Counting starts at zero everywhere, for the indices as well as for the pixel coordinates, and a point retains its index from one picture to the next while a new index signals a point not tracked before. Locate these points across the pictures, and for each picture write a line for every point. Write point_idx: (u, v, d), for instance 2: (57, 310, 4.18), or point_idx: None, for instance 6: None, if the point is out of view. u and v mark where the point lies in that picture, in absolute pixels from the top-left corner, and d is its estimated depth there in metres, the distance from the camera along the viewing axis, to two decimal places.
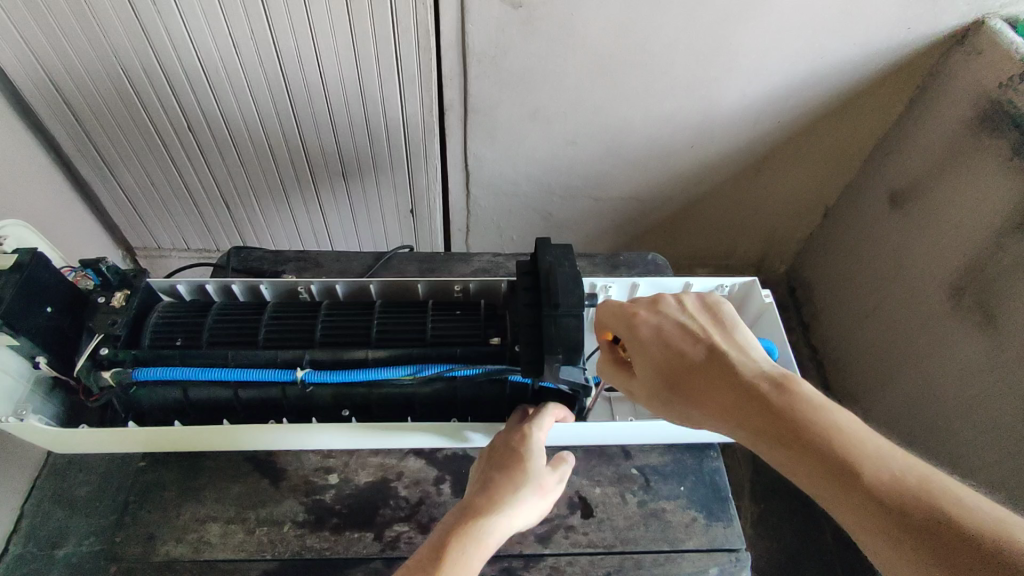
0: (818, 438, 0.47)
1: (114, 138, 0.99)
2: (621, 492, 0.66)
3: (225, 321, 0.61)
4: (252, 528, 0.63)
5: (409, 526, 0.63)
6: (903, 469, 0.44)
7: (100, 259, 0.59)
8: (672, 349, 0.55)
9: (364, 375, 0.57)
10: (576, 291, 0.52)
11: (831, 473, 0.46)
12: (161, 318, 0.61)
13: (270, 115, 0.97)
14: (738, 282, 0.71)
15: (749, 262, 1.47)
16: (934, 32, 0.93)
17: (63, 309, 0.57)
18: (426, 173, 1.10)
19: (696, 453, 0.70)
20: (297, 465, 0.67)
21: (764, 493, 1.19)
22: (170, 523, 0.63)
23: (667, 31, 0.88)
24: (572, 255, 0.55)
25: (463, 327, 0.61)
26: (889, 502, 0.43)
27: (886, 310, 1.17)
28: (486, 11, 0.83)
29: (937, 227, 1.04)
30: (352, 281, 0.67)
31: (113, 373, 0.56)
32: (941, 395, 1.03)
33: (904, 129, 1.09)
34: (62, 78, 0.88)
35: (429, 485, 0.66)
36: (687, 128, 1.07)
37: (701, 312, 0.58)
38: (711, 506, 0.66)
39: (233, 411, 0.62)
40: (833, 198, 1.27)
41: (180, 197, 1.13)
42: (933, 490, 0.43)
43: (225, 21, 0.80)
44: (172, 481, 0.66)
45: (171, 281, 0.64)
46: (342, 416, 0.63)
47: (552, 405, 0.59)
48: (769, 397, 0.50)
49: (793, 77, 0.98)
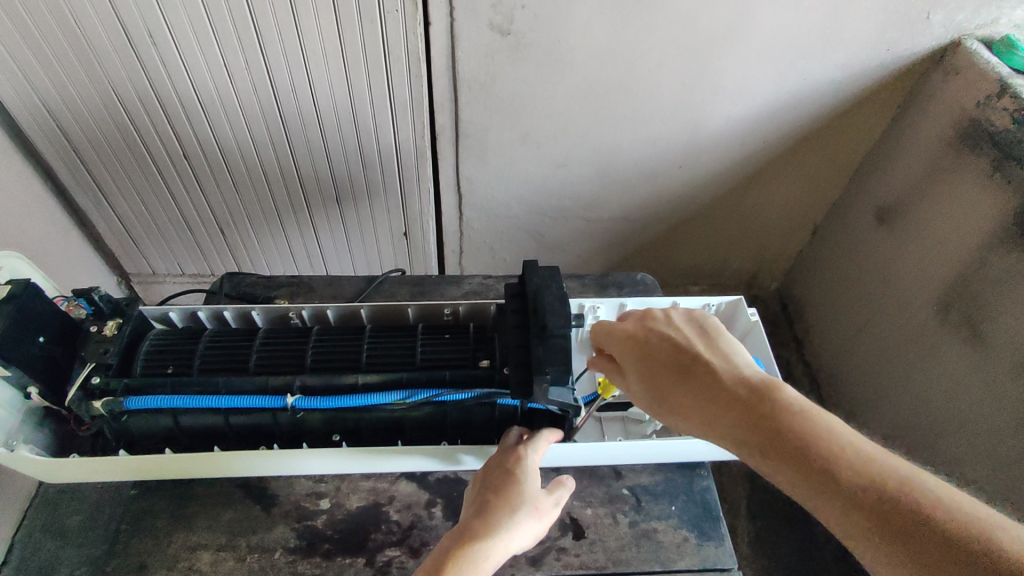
0: (804, 438, 0.46)
1: (110, 167, 1.01)
2: (613, 513, 0.66)
3: (216, 348, 0.61)
4: (244, 555, 0.63)
5: (401, 551, 0.63)
6: (886, 471, 0.43)
7: (93, 288, 0.60)
8: (654, 359, 0.54)
9: (353, 400, 0.56)
10: (563, 310, 0.52)
11: (811, 476, 0.45)
12: (152, 346, 0.60)
13: (264, 141, 0.98)
14: (724, 301, 0.68)
15: (741, 280, 1.47)
16: (912, 54, 0.96)
17: (56, 338, 0.57)
18: (419, 196, 1.12)
19: (687, 472, 0.70)
20: (289, 491, 0.67)
21: (761, 511, 1.18)
22: (161, 552, 0.63)
23: (653, 55, 0.91)
24: (559, 276, 0.56)
25: (452, 351, 0.61)
26: (871, 504, 0.42)
27: (875, 325, 1.18)
28: (476, 38, 0.86)
29: (923, 242, 1.06)
30: (342, 306, 0.66)
31: (104, 403, 0.55)
32: (932, 409, 1.03)
33: (887, 148, 1.12)
34: (59, 108, 0.90)
35: (420, 508, 0.66)
36: (676, 149, 1.09)
37: (687, 323, 0.56)
38: (702, 525, 0.66)
39: (224, 438, 0.61)
40: (821, 215, 1.29)
41: (175, 223, 1.14)
42: (916, 485, 0.42)
43: (220, 49, 0.82)
44: (163, 509, 0.66)
45: (163, 308, 0.64)
46: (332, 442, 0.62)
47: (546, 431, 0.58)
48: (752, 403, 0.49)
49: (776, 98, 1.01)
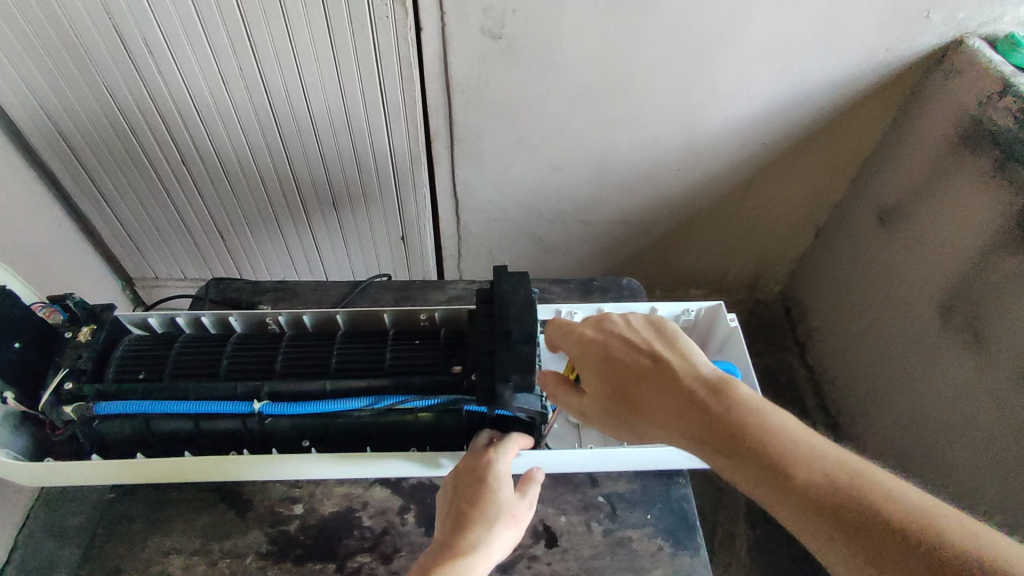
0: (758, 440, 0.49)
1: (111, 173, 1.02)
2: (587, 521, 0.65)
3: (189, 353, 0.61)
4: (216, 560, 0.63)
5: (372, 557, 0.63)
6: (835, 465, 0.47)
7: (67, 294, 0.61)
8: (612, 362, 0.55)
9: (320, 406, 0.56)
10: (529, 317, 0.53)
11: (771, 478, 0.48)
12: (126, 352, 0.61)
13: (260, 147, 0.99)
14: (704, 306, 0.67)
15: (743, 284, 1.46)
16: (913, 53, 0.94)
17: (33, 344, 0.58)
18: (415, 201, 1.12)
19: (665, 480, 0.69)
20: (263, 496, 0.67)
21: (760, 517, 1.17)
22: (135, 556, 0.63)
23: (647, 57, 0.90)
24: (527, 282, 0.56)
25: (423, 359, 0.61)
26: (825, 502, 0.46)
27: (877, 329, 1.16)
28: (468, 43, 0.86)
29: (925, 245, 1.04)
30: (318, 312, 0.67)
31: (74, 408, 0.57)
32: (934, 415, 1.01)
33: (889, 149, 1.10)
34: (60, 115, 0.92)
35: (393, 515, 0.66)
36: (673, 151, 1.08)
37: (644, 327, 0.58)
38: (679, 534, 0.65)
39: (195, 444, 0.61)
40: (823, 218, 1.27)
41: (175, 228, 1.15)
42: (866, 482, 0.46)
43: (214, 57, 0.83)
44: (139, 514, 0.66)
45: (142, 315, 0.65)
46: (302, 447, 0.62)
47: (517, 435, 0.58)
48: (708, 403, 0.51)
49: (774, 100, 0.99)
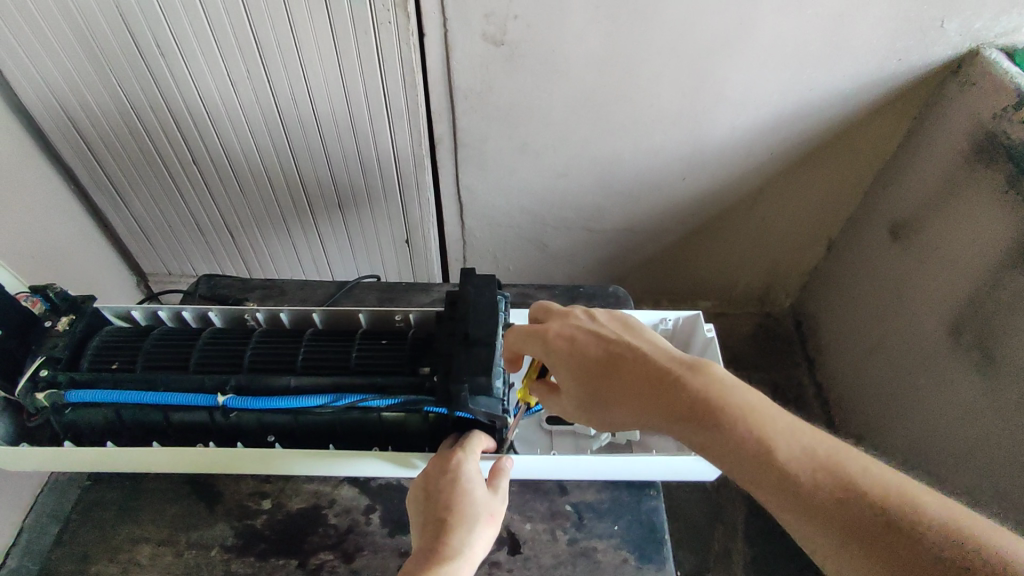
0: (738, 421, 0.48)
1: (125, 170, 1.05)
2: (552, 529, 0.65)
3: (163, 346, 0.62)
4: (182, 550, 0.64)
5: (334, 555, 0.64)
6: (810, 443, 0.47)
7: (50, 285, 0.63)
8: (583, 354, 0.55)
9: (281, 401, 0.57)
10: (489, 318, 0.56)
11: (753, 458, 0.47)
12: (103, 343, 0.63)
13: (267, 148, 1.01)
14: (682, 315, 0.67)
15: (751, 296, 1.43)
16: (927, 63, 0.91)
17: (14, 332, 0.59)
18: (419, 205, 1.12)
19: (635, 491, 0.68)
20: (234, 489, 0.68)
21: (759, 535, 1.14)
22: (105, 543, 0.65)
23: (649, 65, 0.90)
24: (493, 286, 0.59)
25: (389, 358, 0.61)
26: (806, 480, 0.45)
27: (887, 347, 1.12)
28: (470, 49, 0.87)
29: (937, 261, 1.00)
30: (296, 310, 0.67)
31: (46, 395, 0.58)
32: (942, 438, 0.97)
33: (903, 162, 1.07)
34: (77, 112, 0.95)
35: (359, 514, 0.66)
36: (679, 160, 1.07)
37: (609, 320, 0.58)
38: (645, 547, 0.64)
39: (163, 435, 0.62)
40: (835, 231, 1.24)
41: (187, 225, 1.18)
42: (844, 460, 0.45)
43: (222, 59, 0.85)
44: (112, 501, 0.68)
45: (126, 307, 0.67)
46: (267, 442, 0.62)
47: (478, 434, 0.57)
48: (682, 386, 0.50)
49: (782, 109, 0.97)
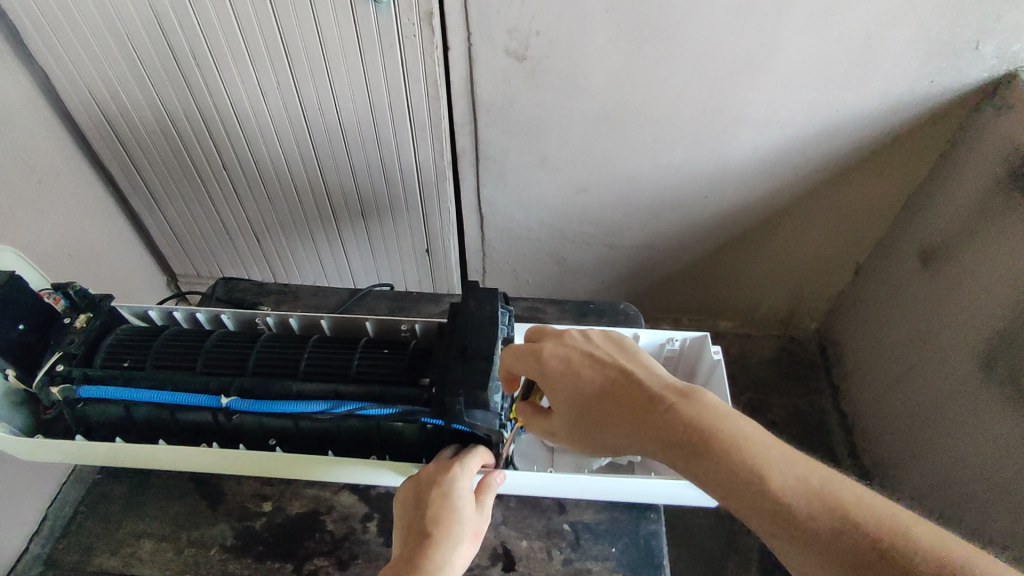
0: (731, 451, 0.47)
1: (159, 174, 1.09)
2: (548, 548, 0.64)
3: (173, 346, 0.64)
4: (182, 548, 0.65)
5: (328, 561, 0.64)
6: (805, 472, 0.46)
7: (71, 282, 0.65)
8: (577, 378, 0.54)
9: (282, 406, 0.58)
10: (487, 332, 0.58)
11: (746, 490, 0.46)
12: (117, 341, 0.65)
13: (294, 155, 1.03)
14: (688, 335, 0.66)
15: (775, 318, 1.40)
16: (960, 86, 0.89)
17: (36, 327, 0.62)
18: (440, 216, 1.13)
19: (635, 513, 0.67)
20: (237, 490, 0.69)
21: (774, 565, 1.10)
22: (109, 536, 0.67)
23: (672, 83, 0.89)
24: (494, 299, 0.61)
25: (390, 367, 0.62)
26: (798, 513, 0.44)
27: (915, 376, 1.09)
28: (493, 63, 0.88)
29: (969, 289, 0.97)
30: (305, 315, 0.69)
31: (61, 390, 0.60)
32: (970, 474, 0.93)
33: (934, 186, 1.04)
34: (116, 117, 0.99)
35: (356, 521, 0.67)
36: (701, 179, 1.06)
37: (605, 341, 0.58)
38: (641, 572, 0.63)
39: (170, 433, 0.64)
40: (863, 255, 1.21)
41: (216, 229, 1.21)
42: (837, 489, 0.45)
43: (254, 69, 0.88)
44: (119, 496, 0.69)
45: (143, 307, 0.69)
46: (268, 446, 0.63)
47: (479, 448, 0.56)
48: (676, 412, 0.50)
49: (809, 130, 0.96)
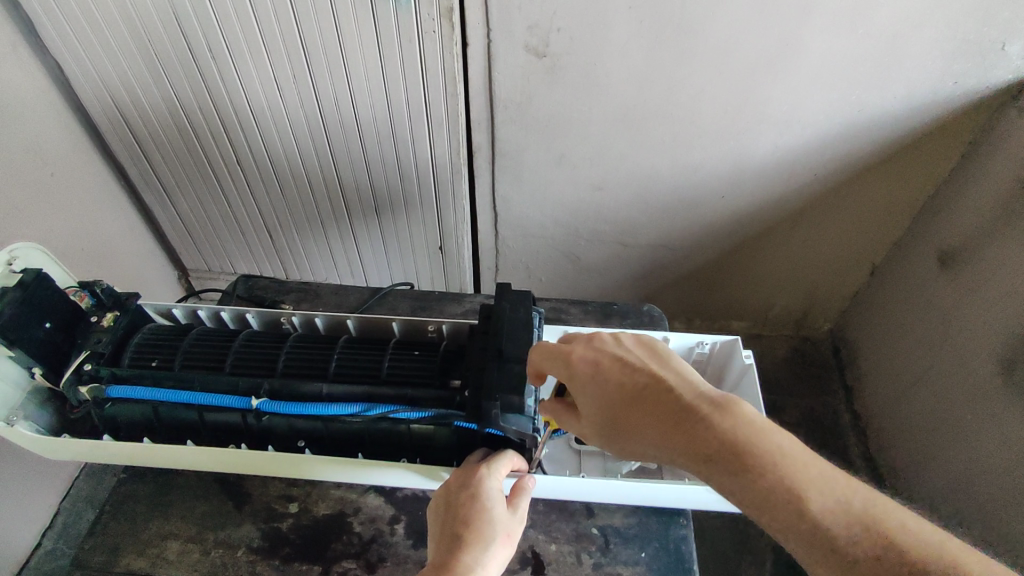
0: (768, 467, 0.46)
1: (172, 169, 1.09)
2: (577, 552, 0.64)
3: (200, 346, 0.64)
4: (209, 549, 0.65)
5: (356, 563, 0.64)
6: (845, 493, 0.45)
7: (97, 281, 0.65)
8: (605, 382, 0.53)
9: (313, 409, 0.58)
10: (524, 335, 0.59)
11: (783, 508, 0.45)
12: (144, 341, 0.65)
13: (309, 151, 1.02)
14: (718, 338, 0.66)
15: (788, 318, 1.39)
16: (984, 87, 0.88)
17: (62, 325, 0.61)
18: (455, 213, 1.12)
19: (664, 518, 0.66)
20: (262, 491, 0.69)
21: (788, 567, 1.10)
22: (136, 536, 0.66)
23: (693, 81, 0.88)
24: (528, 301, 0.61)
25: (420, 369, 0.62)
26: (836, 534, 0.44)
27: (931, 379, 1.08)
28: (513, 60, 0.87)
29: (990, 292, 0.96)
30: (331, 315, 0.68)
31: (90, 389, 0.60)
32: (987, 478, 0.93)
33: (956, 187, 1.03)
34: (130, 111, 0.98)
35: (383, 523, 0.67)
36: (719, 178, 1.05)
37: (638, 346, 0.57)
38: None
39: (198, 433, 0.63)
40: (880, 255, 1.20)
41: (229, 224, 1.20)
42: (878, 512, 0.44)
43: (270, 63, 0.87)
44: (144, 495, 0.69)
45: (167, 305, 0.69)
46: (297, 447, 0.63)
47: (510, 452, 0.56)
48: (713, 419, 0.48)
49: (830, 129, 0.95)
